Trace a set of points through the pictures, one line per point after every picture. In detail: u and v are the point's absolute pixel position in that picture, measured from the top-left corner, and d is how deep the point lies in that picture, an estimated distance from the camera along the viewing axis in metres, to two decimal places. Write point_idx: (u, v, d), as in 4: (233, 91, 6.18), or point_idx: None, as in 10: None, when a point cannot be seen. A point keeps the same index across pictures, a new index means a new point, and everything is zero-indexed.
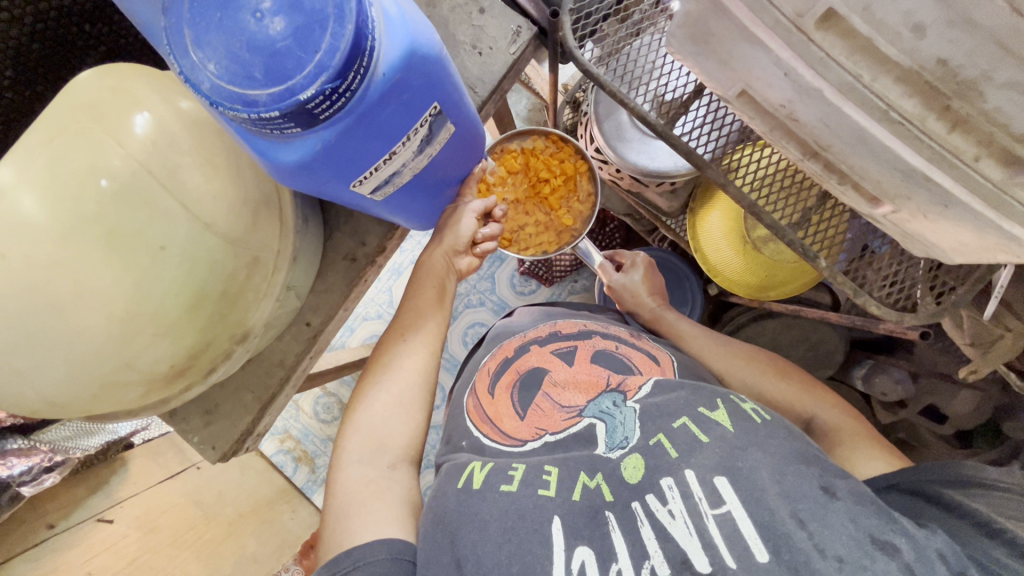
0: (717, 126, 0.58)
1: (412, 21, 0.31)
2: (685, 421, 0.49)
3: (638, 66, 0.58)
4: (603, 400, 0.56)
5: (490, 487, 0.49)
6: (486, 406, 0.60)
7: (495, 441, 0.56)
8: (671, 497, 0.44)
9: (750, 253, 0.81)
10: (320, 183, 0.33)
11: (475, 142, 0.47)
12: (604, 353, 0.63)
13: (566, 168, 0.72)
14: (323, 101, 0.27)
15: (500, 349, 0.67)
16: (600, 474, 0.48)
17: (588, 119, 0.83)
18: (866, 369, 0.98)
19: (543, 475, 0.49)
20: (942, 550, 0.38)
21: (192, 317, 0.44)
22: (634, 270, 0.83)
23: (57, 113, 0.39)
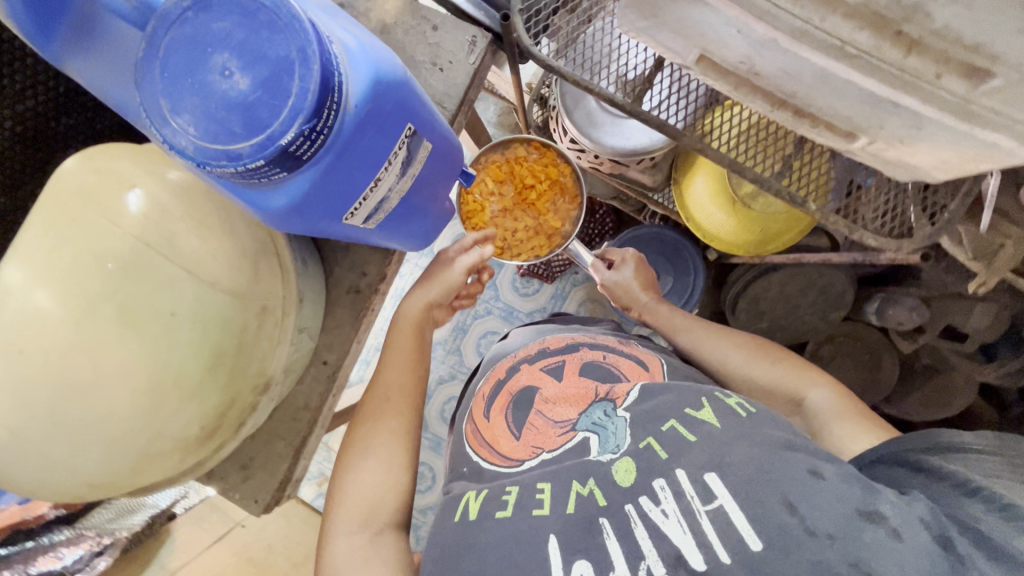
0: (685, 94, 0.58)
1: (372, 50, 0.32)
2: (674, 423, 0.49)
3: (596, 51, 0.58)
4: (595, 411, 0.54)
5: (486, 516, 0.49)
6: (482, 430, 0.59)
7: (494, 464, 0.55)
8: (663, 498, 0.44)
9: (739, 211, 0.81)
10: (314, 223, 0.33)
11: (453, 154, 0.47)
12: (593, 364, 0.61)
13: (550, 170, 0.77)
14: (303, 142, 0.28)
15: (493, 372, 0.66)
16: (593, 479, 0.48)
17: (557, 112, 0.84)
18: (877, 303, 0.98)
19: (536, 494, 0.49)
20: (923, 516, 0.39)
21: (213, 377, 0.45)
22: (627, 266, 0.83)
23: (51, 205, 0.41)
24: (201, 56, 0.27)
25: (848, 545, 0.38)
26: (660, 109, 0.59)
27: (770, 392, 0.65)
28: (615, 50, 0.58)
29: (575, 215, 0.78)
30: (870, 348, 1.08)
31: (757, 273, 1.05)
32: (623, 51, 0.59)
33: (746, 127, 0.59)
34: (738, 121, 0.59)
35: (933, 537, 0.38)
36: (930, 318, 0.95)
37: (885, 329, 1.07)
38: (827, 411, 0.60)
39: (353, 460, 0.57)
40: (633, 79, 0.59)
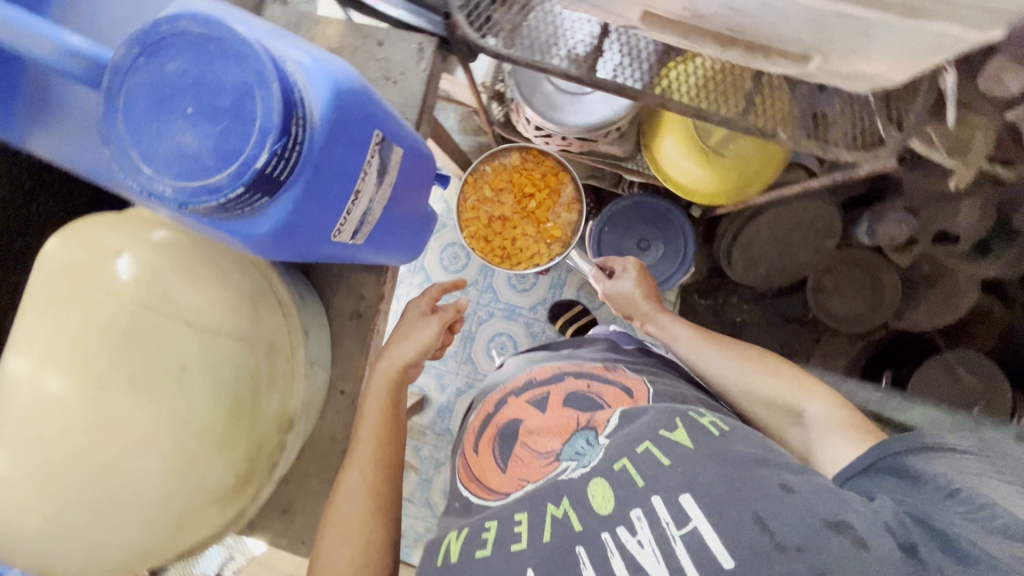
0: (637, 55, 0.60)
1: (326, 64, 0.32)
2: (649, 446, 0.53)
3: (544, 33, 0.59)
4: (578, 441, 0.61)
5: (467, 555, 0.53)
6: (474, 465, 0.68)
7: (481, 497, 0.63)
8: (639, 527, 0.47)
9: (715, 162, 0.82)
10: (304, 245, 0.33)
11: (422, 159, 0.48)
12: (576, 394, 0.68)
13: (550, 181, 0.93)
14: (278, 161, 0.28)
15: (485, 406, 0.75)
16: (568, 502, 0.52)
17: (517, 104, 0.85)
18: (866, 222, 1.04)
19: (514, 527, 0.53)
20: (887, 520, 0.42)
21: (236, 423, 0.45)
22: (628, 277, 0.84)
23: (39, 290, 0.40)
24: (161, 100, 0.27)
25: (814, 556, 0.40)
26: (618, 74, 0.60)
27: (770, 401, 0.65)
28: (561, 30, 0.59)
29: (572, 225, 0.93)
30: (869, 272, 1.08)
31: (744, 220, 1.09)
32: (569, 27, 0.59)
33: (707, 74, 0.60)
34: (697, 70, 0.60)
35: (898, 544, 0.40)
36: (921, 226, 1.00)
37: (880, 250, 1.08)
38: (825, 419, 0.60)
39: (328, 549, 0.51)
40: (583, 54, 0.59)
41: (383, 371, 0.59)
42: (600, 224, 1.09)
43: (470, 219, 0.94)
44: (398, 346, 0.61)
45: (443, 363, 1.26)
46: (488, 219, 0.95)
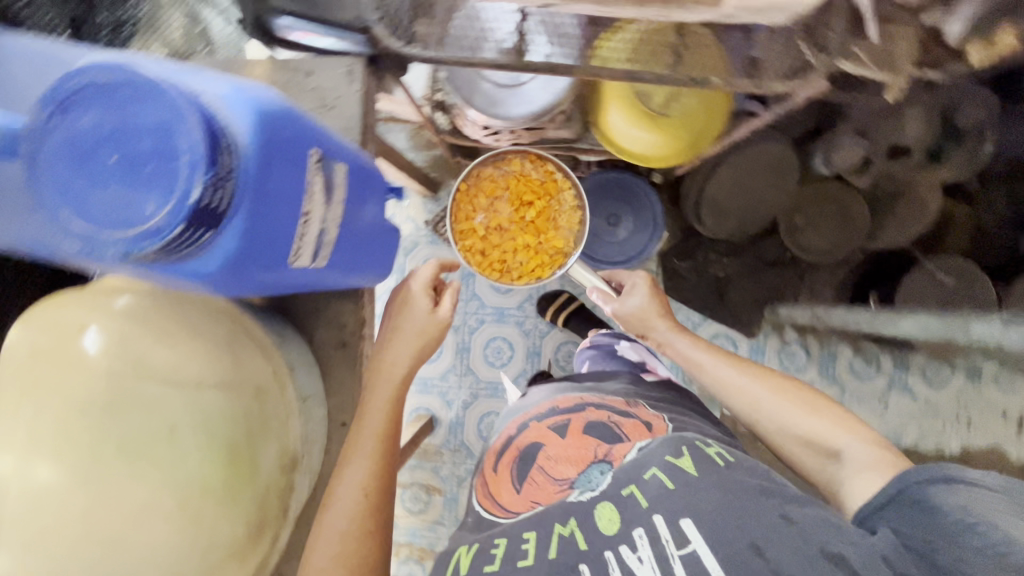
0: (561, 30, 0.64)
1: (247, 91, 0.33)
2: (655, 472, 0.59)
3: (473, 32, 0.65)
4: (592, 472, 0.65)
5: (474, 568, 0.59)
6: (490, 482, 0.74)
7: (492, 512, 0.69)
8: (640, 545, 0.54)
9: (663, 124, 0.84)
10: (262, 275, 0.33)
11: (370, 174, 0.49)
12: (595, 423, 0.72)
13: (550, 188, 0.93)
14: (214, 191, 0.28)
15: (507, 427, 0.80)
16: (574, 523, 0.58)
17: (461, 108, 0.86)
18: (820, 151, 1.08)
19: (522, 544, 0.59)
20: (883, 552, 0.51)
21: (235, 473, 0.43)
22: (635, 293, 0.89)
23: (6, 382, 0.39)
24: (84, 155, 0.27)
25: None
26: (549, 51, 0.64)
27: (806, 439, 0.67)
28: (487, 27, 0.65)
29: (575, 237, 0.94)
30: (837, 201, 1.10)
31: (704, 176, 1.10)
32: (494, 23, 0.65)
33: (643, 36, 0.62)
34: (633, 33, 0.62)
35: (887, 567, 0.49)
36: (874, 143, 1.03)
37: (842, 178, 1.09)
38: (865, 460, 0.62)
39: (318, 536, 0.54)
40: (508, 42, 0.64)
41: (389, 363, 0.65)
42: None
43: (466, 228, 0.92)
44: (406, 330, 0.69)
45: (442, 378, 1.25)
46: (485, 228, 0.93)
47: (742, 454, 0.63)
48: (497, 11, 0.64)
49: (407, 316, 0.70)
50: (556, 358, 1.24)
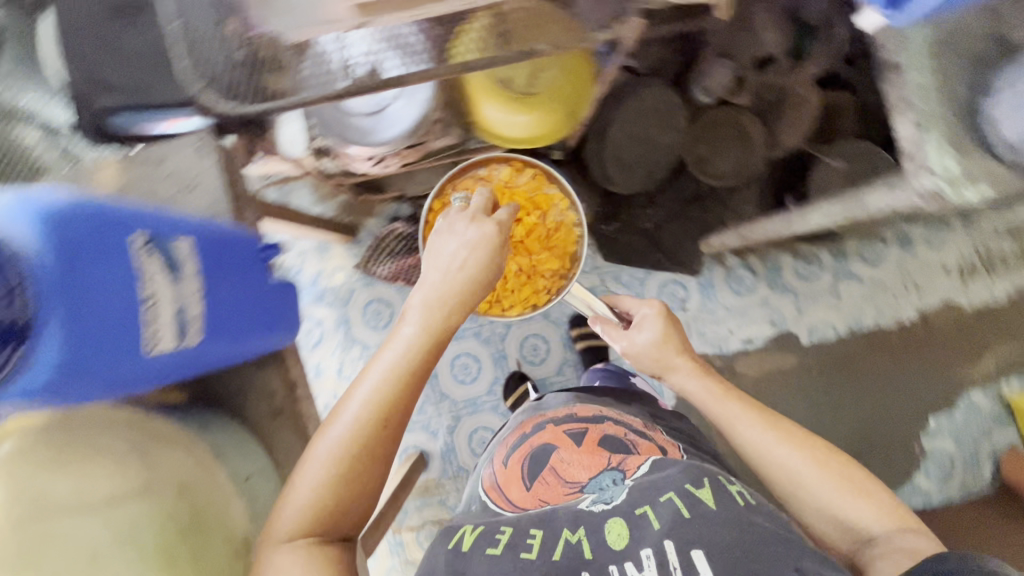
0: (408, 45, 0.60)
1: (33, 201, 0.45)
2: (672, 496, 0.69)
3: (320, 71, 0.59)
4: (605, 479, 0.80)
5: (477, 548, 0.71)
6: (502, 473, 0.90)
7: (499, 504, 0.86)
8: (647, 564, 0.64)
9: (531, 103, 0.85)
10: (111, 361, 0.47)
11: (216, 241, 0.61)
12: (611, 437, 0.89)
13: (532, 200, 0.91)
14: (19, 302, 0.42)
15: (522, 424, 0.96)
16: (581, 530, 0.70)
17: (340, 152, 0.89)
18: (695, 83, 1.11)
19: (527, 540, 0.70)
20: None
21: (175, 567, 0.51)
22: (649, 326, 0.83)
23: None
24: None
25: None
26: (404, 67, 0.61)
27: (847, 521, 0.65)
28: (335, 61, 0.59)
29: (571, 260, 0.92)
30: (727, 125, 1.13)
31: (598, 139, 1.12)
32: (340, 55, 0.59)
33: (487, 28, 0.60)
34: (478, 25, 0.60)
35: None
36: (739, 62, 1.07)
37: (724, 103, 1.12)
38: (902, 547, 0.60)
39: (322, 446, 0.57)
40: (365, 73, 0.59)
41: (438, 303, 0.63)
42: None
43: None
44: (474, 275, 0.64)
45: (419, 413, 1.23)
46: None
47: (760, 496, 0.72)
48: (339, 43, 0.58)
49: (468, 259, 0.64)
50: (521, 356, 1.25)
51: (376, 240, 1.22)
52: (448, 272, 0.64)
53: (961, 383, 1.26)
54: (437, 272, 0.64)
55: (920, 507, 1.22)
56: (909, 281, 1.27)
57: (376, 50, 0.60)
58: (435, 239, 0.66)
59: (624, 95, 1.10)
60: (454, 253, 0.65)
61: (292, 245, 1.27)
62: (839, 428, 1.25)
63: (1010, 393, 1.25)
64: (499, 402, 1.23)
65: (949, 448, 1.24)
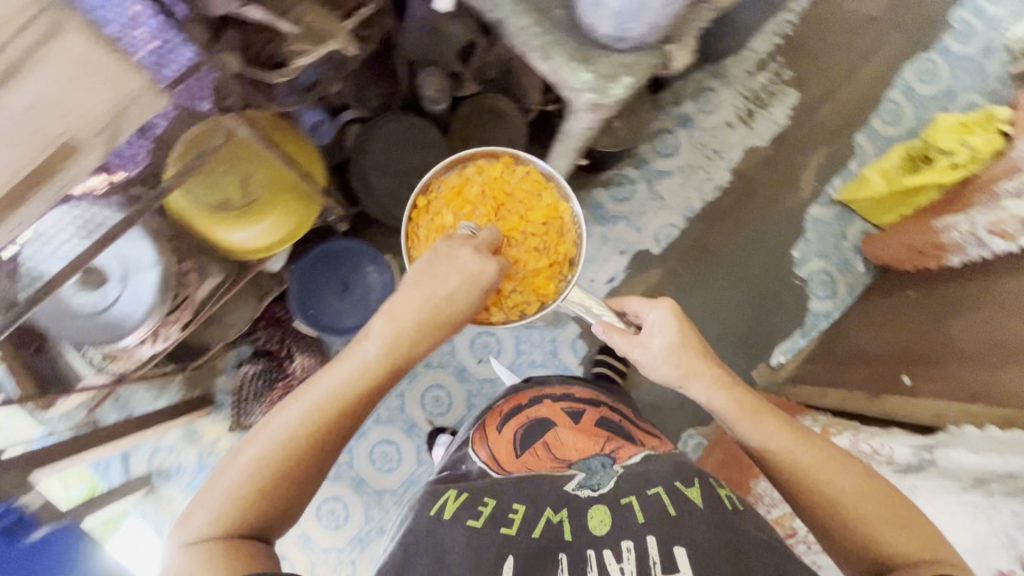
0: (95, 212, 0.69)
1: None
2: (659, 491, 0.75)
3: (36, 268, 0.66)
4: (594, 462, 0.83)
5: (458, 520, 0.72)
6: (492, 438, 0.93)
7: (488, 466, 0.87)
8: (625, 556, 0.66)
9: (262, 209, 0.86)
10: None
11: None
12: (603, 417, 0.96)
13: (539, 212, 0.85)
14: None
15: (516, 396, 1.01)
16: (562, 511, 0.74)
17: (116, 351, 0.85)
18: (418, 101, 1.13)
19: (509, 514, 0.74)
20: None
21: None
22: (660, 333, 0.78)
23: None
24: None
25: None
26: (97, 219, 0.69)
27: (884, 549, 0.65)
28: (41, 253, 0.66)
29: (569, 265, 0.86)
30: (472, 120, 1.17)
31: (367, 193, 1.12)
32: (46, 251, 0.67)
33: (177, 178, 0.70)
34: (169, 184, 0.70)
35: None
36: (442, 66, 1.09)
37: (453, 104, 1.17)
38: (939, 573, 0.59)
39: (253, 453, 0.59)
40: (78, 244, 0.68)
41: (399, 340, 0.64)
42: (303, 312, 1.07)
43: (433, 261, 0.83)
44: (457, 307, 0.65)
45: (368, 521, 1.20)
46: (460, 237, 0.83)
47: (750, 509, 0.76)
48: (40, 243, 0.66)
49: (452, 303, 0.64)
50: (429, 413, 1.23)
51: (234, 394, 1.19)
52: (430, 314, 0.64)
53: (798, 207, 1.36)
54: (423, 308, 0.64)
55: (827, 328, 1.30)
56: (708, 151, 1.35)
57: (76, 247, 0.68)
58: (437, 253, 0.66)
59: (365, 145, 1.10)
60: (439, 288, 0.64)
61: (160, 445, 1.20)
62: (726, 304, 1.32)
63: (837, 194, 1.36)
64: (432, 470, 1.21)
65: (821, 266, 1.33)
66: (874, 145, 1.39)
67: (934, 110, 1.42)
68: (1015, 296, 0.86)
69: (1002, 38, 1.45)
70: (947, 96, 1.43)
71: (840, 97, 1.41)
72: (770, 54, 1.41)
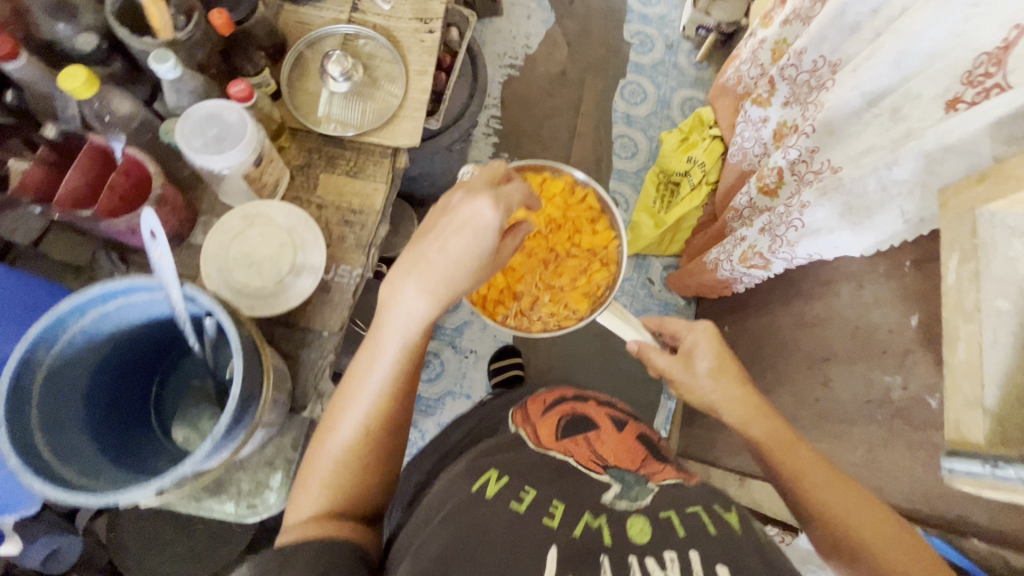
0: None
1: None
2: (696, 510, 0.61)
3: None
4: (628, 473, 0.69)
5: (503, 505, 0.60)
6: (534, 418, 0.80)
7: (533, 444, 0.74)
8: (671, 565, 0.54)
9: None
10: None
11: None
12: (645, 434, 0.81)
13: (588, 241, 1.01)
14: None
15: (558, 389, 0.88)
16: (599, 515, 0.60)
17: None
18: None
19: (550, 508, 0.60)
20: None
21: None
22: (702, 355, 0.72)
23: None
24: None
25: None
26: None
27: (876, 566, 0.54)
28: None
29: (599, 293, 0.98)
30: None
31: None
32: None
33: None
34: None
35: None
36: None
37: None
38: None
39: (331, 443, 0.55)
40: None
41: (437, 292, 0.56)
42: None
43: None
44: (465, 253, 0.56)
45: None
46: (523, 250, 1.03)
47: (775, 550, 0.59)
48: None
49: (460, 253, 0.56)
50: None
51: None
52: (439, 266, 0.56)
53: None
54: (427, 263, 0.56)
55: None
56: None
57: None
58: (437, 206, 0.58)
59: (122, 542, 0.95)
60: (437, 237, 0.56)
61: None
62: None
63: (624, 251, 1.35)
64: None
65: None
66: (627, 186, 1.40)
67: (660, 124, 1.46)
68: (805, 341, 0.85)
69: (677, 31, 1.54)
70: (662, 104, 1.48)
71: (576, 155, 1.43)
72: (495, 155, 1.39)
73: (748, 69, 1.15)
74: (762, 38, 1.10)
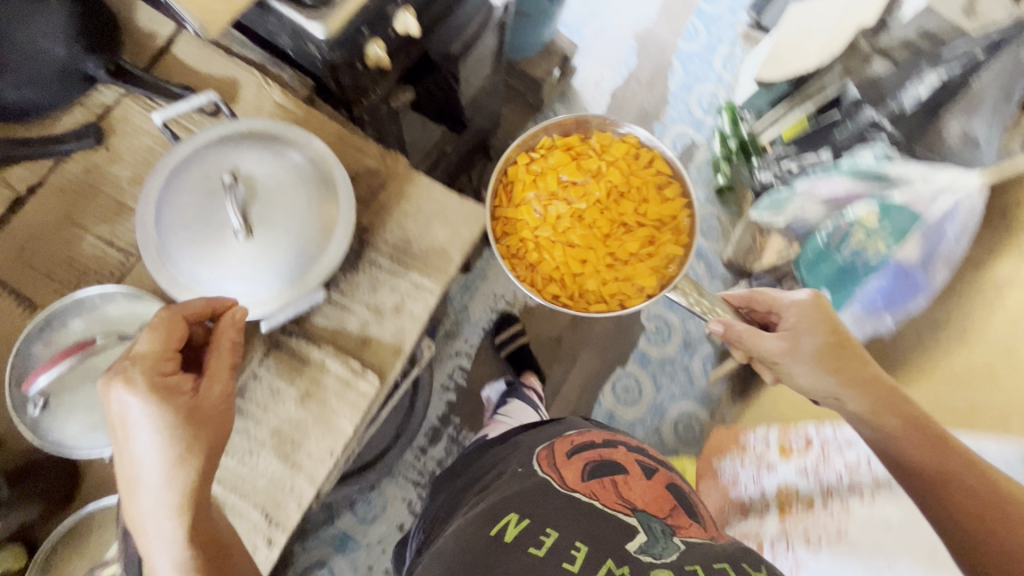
0: None
1: None
2: (725, 565, 0.45)
3: None
4: (652, 520, 0.51)
5: (521, 548, 0.46)
6: (558, 460, 0.61)
7: (553, 480, 0.56)
8: None
9: None
10: None
11: None
12: (677, 485, 0.60)
13: (654, 209, 0.74)
14: None
15: (587, 432, 0.67)
16: (620, 563, 0.45)
17: None
18: None
19: (573, 551, 0.46)
20: None
21: None
22: (811, 333, 0.62)
23: None
24: None
25: None
26: None
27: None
28: None
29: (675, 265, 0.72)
30: None
31: None
32: None
33: None
34: None
35: None
36: None
37: None
38: None
39: None
40: None
41: (162, 490, 0.40)
42: None
43: (515, 210, 0.75)
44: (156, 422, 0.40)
45: None
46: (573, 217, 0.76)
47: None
48: None
49: (153, 458, 0.40)
50: None
51: None
52: (142, 477, 0.41)
53: None
54: (135, 485, 0.41)
55: None
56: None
57: None
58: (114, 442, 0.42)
59: None
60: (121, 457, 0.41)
61: None
62: None
63: None
64: None
65: None
66: None
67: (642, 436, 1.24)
68: None
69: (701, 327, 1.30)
70: (654, 413, 1.25)
71: None
72: (445, 417, 1.20)
73: (746, 479, 0.95)
74: (771, 464, 0.91)
